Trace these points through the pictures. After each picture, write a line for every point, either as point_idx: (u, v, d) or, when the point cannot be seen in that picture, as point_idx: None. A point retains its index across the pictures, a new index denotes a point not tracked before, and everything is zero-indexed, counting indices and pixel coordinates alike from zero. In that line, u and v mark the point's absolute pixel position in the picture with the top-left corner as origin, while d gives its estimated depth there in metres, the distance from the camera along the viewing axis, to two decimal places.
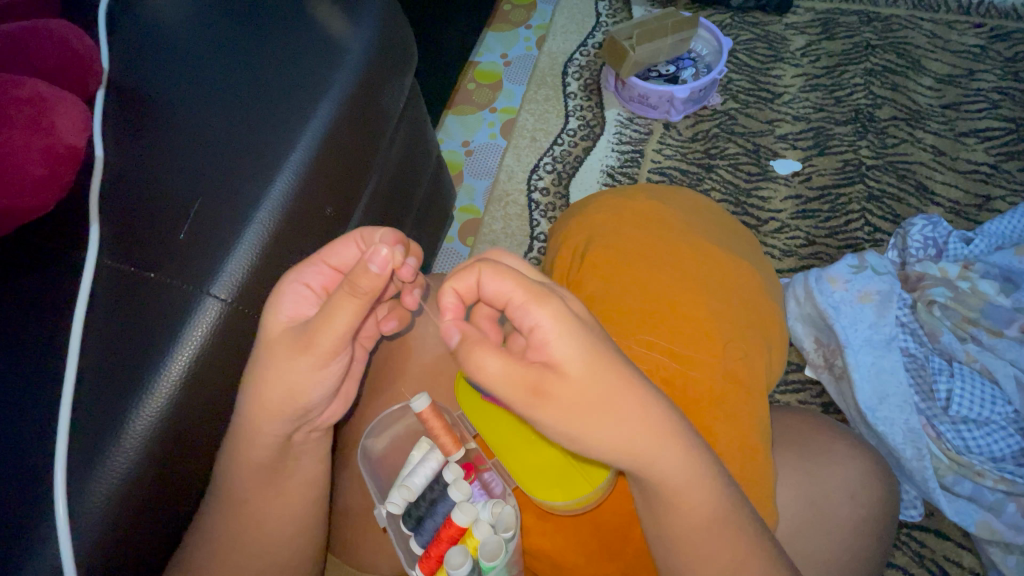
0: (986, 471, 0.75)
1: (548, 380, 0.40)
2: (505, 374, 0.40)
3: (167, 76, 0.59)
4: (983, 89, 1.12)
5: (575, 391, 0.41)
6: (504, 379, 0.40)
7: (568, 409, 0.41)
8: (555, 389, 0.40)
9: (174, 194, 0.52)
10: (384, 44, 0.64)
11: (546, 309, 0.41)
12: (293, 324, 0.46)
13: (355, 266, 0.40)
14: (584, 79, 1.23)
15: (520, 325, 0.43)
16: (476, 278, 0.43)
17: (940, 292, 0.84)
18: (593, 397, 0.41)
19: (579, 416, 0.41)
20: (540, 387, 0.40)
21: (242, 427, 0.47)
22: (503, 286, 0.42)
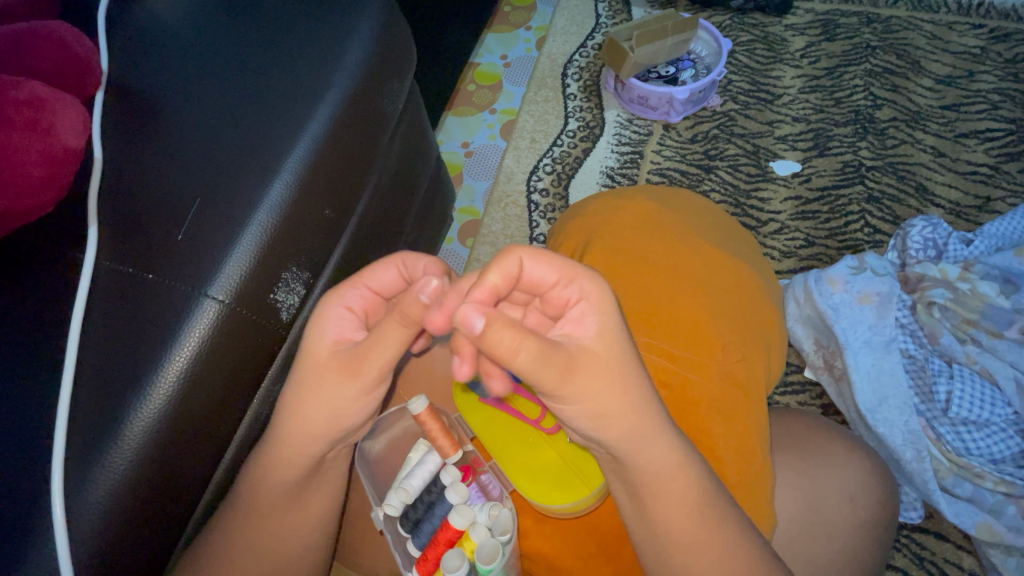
0: (986, 473, 0.75)
1: (577, 359, 0.42)
2: (541, 354, 0.40)
3: (166, 78, 0.59)
4: (984, 89, 1.12)
5: (599, 371, 0.43)
6: (541, 360, 0.40)
7: (590, 389, 0.42)
8: (583, 369, 0.42)
9: (173, 195, 0.52)
10: (383, 45, 0.64)
11: (592, 284, 0.44)
12: (338, 347, 0.47)
13: (405, 295, 0.43)
14: (584, 80, 1.23)
15: (562, 297, 0.45)
16: (517, 261, 0.43)
17: (939, 294, 0.84)
18: (613, 378, 0.43)
19: (594, 395, 0.43)
20: (568, 368, 0.41)
21: (280, 446, 0.48)
22: (548, 271, 0.43)
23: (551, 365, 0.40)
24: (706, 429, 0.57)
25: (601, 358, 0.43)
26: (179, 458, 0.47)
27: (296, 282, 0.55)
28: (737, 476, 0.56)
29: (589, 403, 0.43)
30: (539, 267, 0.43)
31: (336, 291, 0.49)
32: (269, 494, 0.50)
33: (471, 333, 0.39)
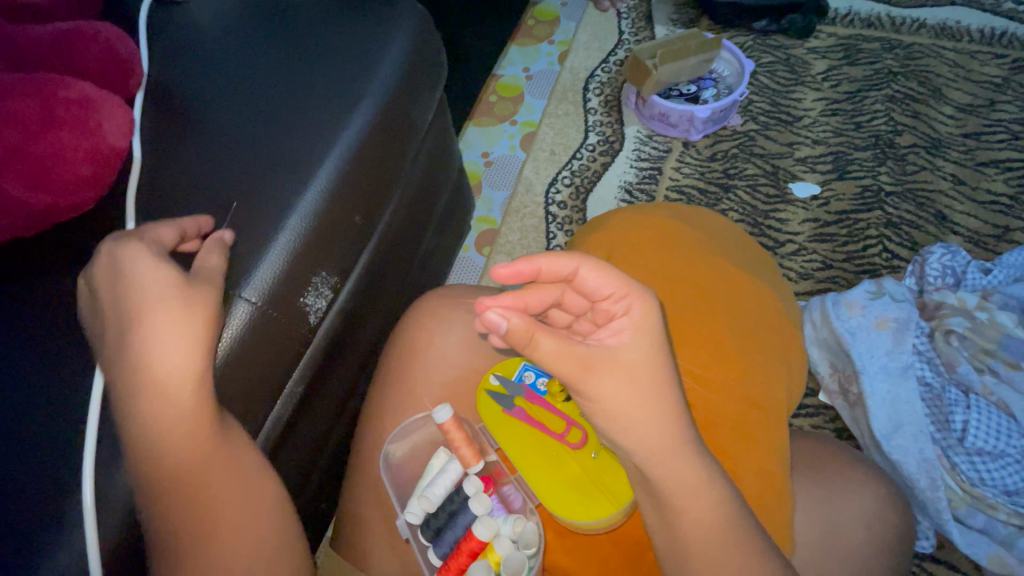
0: (999, 504, 0.75)
1: (604, 359, 0.44)
2: (563, 350, 0.43)
3: (204, 81, 0.60)
4: (1004, 119, 1.12)
5: (623, 374, 0.44)
6: (562, 356, 0.42)
7: (615, 390, 0.44)
8: (608, 368, 0.44)
9: (211, 197, 0.53)
10: (417, 57, 0.65)
11: (639, 303, 0.45)
12: None
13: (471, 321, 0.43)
14: (605, 95, 1.25)
15: (611, 308, 0.46)
16: (575, 267, 0.45)
17: (957, 322, 0.84)
18: (638, 379, 0.45)
19: (616, 396, 0.44)
20: (592, 366, 0.44)
21: None
22: (608, 282, 0.45)
23: (574, 360, 0.43)
24: (726, 449, 0.57)
25: (627, 362, 0.45)
26: None
27: (324, 287, 0.55)
28: (759, 501, 0.55)
29: (611, 401, 0.44)
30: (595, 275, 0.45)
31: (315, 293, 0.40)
32: None
33: (495, 331, 0.41)
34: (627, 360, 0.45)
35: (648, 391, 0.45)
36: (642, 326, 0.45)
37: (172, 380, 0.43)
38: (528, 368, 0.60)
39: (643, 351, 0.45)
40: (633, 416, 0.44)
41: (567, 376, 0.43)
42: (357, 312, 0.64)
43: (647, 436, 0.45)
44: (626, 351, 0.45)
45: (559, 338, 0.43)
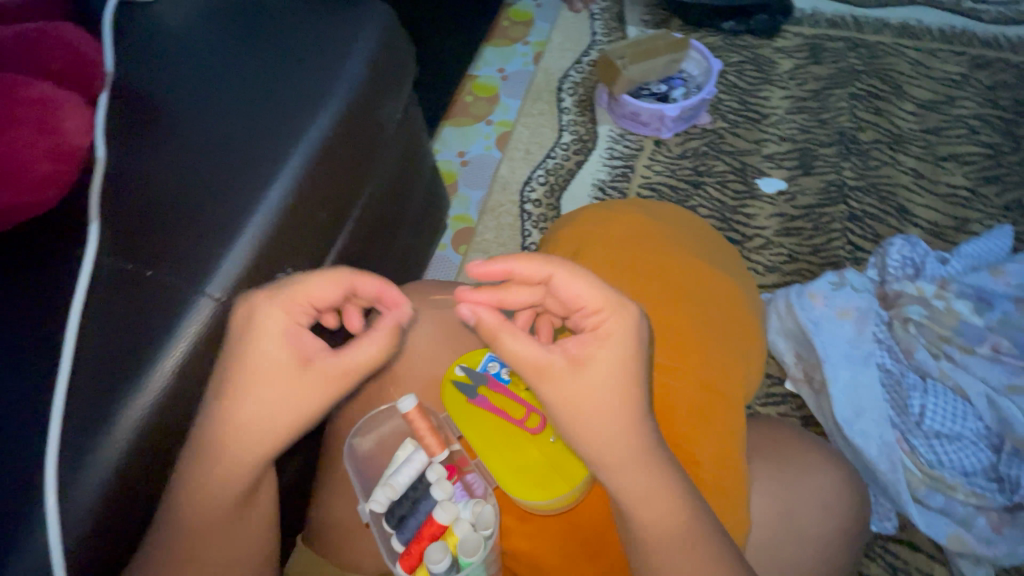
0: (957, 485, 0.77)
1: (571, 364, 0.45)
2: (525, 350, 0.45)
3: (169, 82, 0.61)
4: (963, 115, 1.16)
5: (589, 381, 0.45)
6: (523, 355, 0.45)
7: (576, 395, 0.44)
8: (569, 372, 0.45)
9: (175, 196, 0.54)
10: (383, 56, 0.66)
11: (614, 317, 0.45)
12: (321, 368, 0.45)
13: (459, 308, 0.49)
14: (578, 94, 1.27)
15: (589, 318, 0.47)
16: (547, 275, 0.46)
17: (915, 310, 0.87)
18: (600, 387, 0.44)
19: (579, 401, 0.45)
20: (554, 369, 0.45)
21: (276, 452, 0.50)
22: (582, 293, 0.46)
23: (534, 359, 0.45)
24: (683, 434, 0.59)
25: (593, 372, 0.44)
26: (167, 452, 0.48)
27: None
28: (713, 481, 0.57)
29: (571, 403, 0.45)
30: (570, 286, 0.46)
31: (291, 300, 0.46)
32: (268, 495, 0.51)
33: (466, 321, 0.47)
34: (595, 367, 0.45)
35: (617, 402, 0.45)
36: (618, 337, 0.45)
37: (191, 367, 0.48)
38: (493, 358, 0.61)
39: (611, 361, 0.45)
40: (590, 424, 0.44)
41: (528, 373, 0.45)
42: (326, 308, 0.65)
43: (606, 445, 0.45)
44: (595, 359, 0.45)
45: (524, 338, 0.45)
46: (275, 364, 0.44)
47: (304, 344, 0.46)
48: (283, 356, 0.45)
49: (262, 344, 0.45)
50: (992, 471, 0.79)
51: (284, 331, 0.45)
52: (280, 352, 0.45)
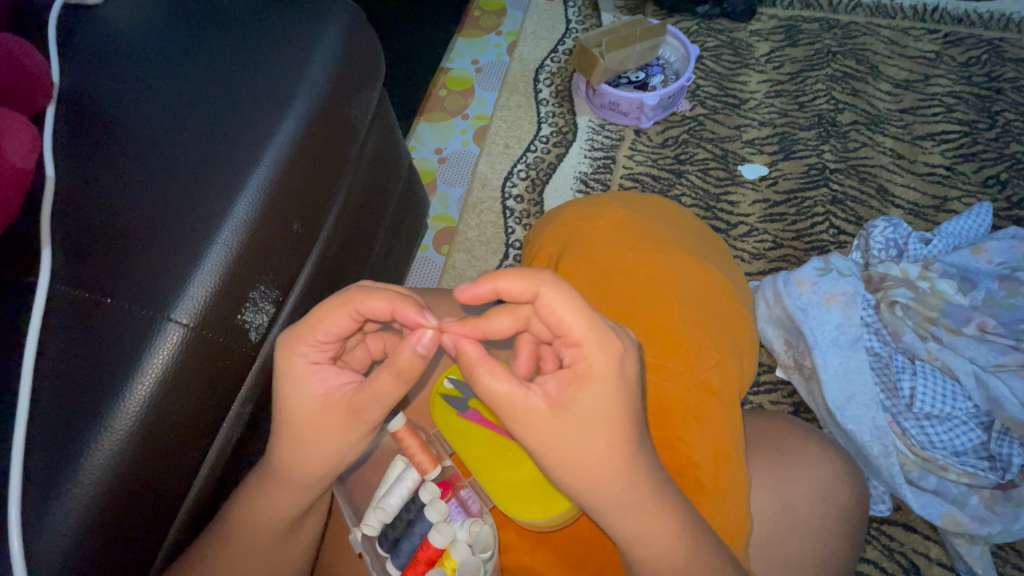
0: (949, 465, 0.78)
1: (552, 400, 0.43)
2: (502, 389, 0.43)
3: (121, 90, 0.57)
4: (939, 93, 1.16)
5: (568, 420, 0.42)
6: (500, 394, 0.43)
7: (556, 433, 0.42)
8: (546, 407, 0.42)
9: (134, 214, 0.50)
10: (350, 55, 0.63)
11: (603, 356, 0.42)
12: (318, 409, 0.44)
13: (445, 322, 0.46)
14: (555, 85, 1.24)
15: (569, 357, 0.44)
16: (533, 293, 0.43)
17: (901, 293, 0.87)
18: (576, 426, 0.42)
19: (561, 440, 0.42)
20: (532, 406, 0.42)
21: None
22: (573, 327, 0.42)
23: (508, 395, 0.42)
24: (681, 435, 0.57)
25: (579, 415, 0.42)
26: (141, 492, 0.45)
27: (264, 301, 0.53)
28: (712, 484, 0.56)
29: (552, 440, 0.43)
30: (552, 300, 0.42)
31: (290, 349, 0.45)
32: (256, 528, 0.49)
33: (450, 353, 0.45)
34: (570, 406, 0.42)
35: (598, 440, 0.42)
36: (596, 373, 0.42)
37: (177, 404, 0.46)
38: None
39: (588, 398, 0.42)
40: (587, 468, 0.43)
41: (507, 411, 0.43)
42: None
43: (593, 481, 0.43)
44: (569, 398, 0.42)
45: (499, 378, 0.43)
46: (311, 407, 0.44)
47: (337, 381, 0.45)
48: (319, 396, 0.44)
49: (295, 389, 0.45)
50: (984, 449, 0.80)
51: (304, 376, 0.45)
52: (314, 394, 0.44)
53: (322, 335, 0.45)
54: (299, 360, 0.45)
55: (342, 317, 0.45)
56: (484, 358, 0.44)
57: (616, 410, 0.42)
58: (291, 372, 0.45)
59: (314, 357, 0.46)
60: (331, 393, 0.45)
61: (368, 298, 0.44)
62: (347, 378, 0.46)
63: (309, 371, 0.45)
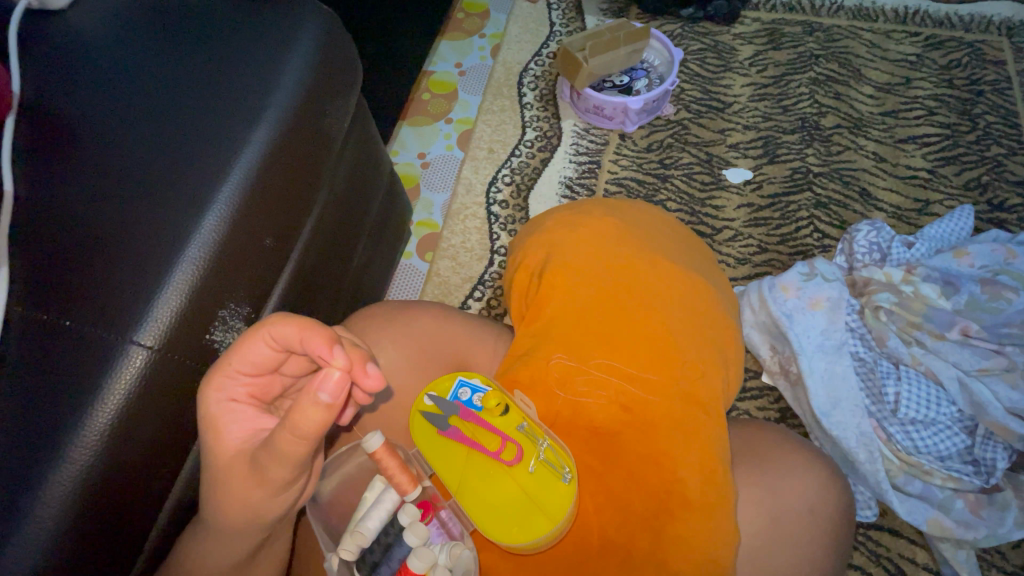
0: (934, 470, 0.79)
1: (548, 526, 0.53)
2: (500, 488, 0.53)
3: (83, 99, 0.54)
4: (920, 96, 1.17)
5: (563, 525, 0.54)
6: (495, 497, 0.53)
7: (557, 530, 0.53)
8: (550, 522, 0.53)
9: (97, 230, 0.48)
10: (325, 61, 0.61)
11: None
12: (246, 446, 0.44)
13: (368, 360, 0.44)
14: (539, 89, 1.23)
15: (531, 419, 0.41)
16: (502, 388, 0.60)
17: (884, 298, 0.87)
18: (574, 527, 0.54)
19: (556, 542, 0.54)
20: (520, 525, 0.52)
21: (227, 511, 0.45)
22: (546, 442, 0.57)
23: None
24: (666, 450, 0.55)
25: None
26: (106, 525, 0.42)
27: (236, 319, 0.51)
28: (700, 500, 0.54)
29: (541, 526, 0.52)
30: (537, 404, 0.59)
31: (212, 386, 0.44)
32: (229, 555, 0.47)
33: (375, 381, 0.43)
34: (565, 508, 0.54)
35: None
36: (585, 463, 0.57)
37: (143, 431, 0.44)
38: (463, 384, 0.58)
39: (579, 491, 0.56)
40: None
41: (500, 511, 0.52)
42: None
43: None
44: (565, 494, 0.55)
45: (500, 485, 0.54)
46: (226, 451, 0.44)
47: (255, 423, 0.45)
48: (237, 442, 0.44)
49: (211, 432, 0.44)
50: (968, 453, 0.80)
51: (218, 414, 0.44)
52: (231, 437, 0.44)
53: (239, 366, 0.44)
54: (216, 396, 0.44)
55: (257, 347, 0.44)
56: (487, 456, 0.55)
57: None
58: (208, 410, 0.44)
59: (235, 393, 0.45)
60: (251, 437, 0.45)
61: (277, 325, 0.43)
62: (266, 421, 0.46)
63: (223, 408, 0.44)
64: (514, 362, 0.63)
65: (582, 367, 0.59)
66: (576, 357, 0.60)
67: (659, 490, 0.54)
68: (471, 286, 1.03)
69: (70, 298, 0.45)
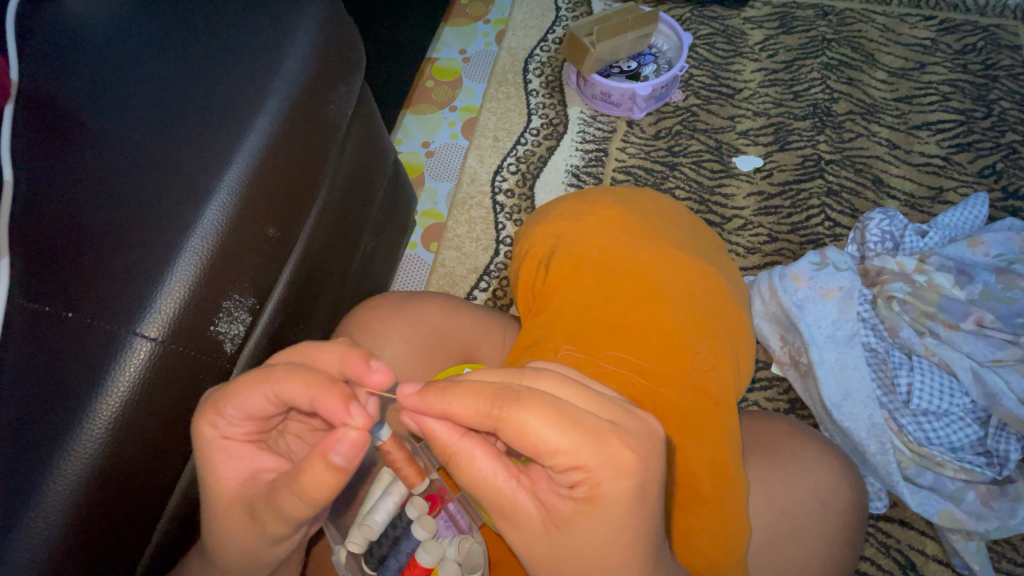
0: (946, 461, 0.78)
1: (559, 516, 0.38)
2: (487, 474, 0.39)
3: (82, 85, 0.53)
4: (934, 81, 1.14)
5: (599, 514, 0.37)
6: (477, 478, 0.39)
7: (579, 520, 0.37)
8: (562, 508, 0.38)
9: (97, 221, 0.47)
10: (328, 47, 0.59)
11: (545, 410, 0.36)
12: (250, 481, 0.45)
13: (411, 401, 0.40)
14: (545, 75, 1.20)
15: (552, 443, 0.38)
16: (493, 422, 0.36)
17: (898, 287, 0.86)
18: (615, 518, 0.37)
19: (576, 535, 0.38)
20: (526, 511, 0.39)
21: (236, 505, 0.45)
22: (558, 433, 0.35)
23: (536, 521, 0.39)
24: (677, 443, 0.55)
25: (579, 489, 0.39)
26: (111, 518, 0.42)
27: (239, 310, 0.50)
28: (709, 491, 0.54)
29: None
30: (539, 395, 0.36)
31: (208, 424, 0.43)
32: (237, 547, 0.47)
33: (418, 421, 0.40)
34: (599, 496, 0.36)
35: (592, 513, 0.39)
36: (635, 458, 0.36)
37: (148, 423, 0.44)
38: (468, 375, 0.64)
39: (622, 490, 0.36)
40: None
41: (489, 500, 0.39)
42: (285, 330, 0.60)
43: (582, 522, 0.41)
44: (595, 485, 0.36)
45: (485, 461, 0.39)
46: (226, 491, 0.44)
47: (251, 461, 0.45)
48: (233, 481, 0.44)
49: (207, 470, 0.44)
50: (980, 444, 0.80)
51: (213, 454, 0.44)
52: (229, 476, 0.44)
53: (233, 411, 0.43)
54: (210, 435, 0.43)
55: (255, 400, 0.42)
56: (463, 439, 0.39)
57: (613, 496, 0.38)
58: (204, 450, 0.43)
59: (229, 432, 0.44)
60: (247, 479, 0.45)
61: (286, 382, 0.41)
62: (262, 461, 0.46)
63: (218, 447, 0.44)
64: (521, 353, 0.62)
65: (591, 358, 0.58)
66: (585, 348, 0.59)
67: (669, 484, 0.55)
68: (476, 276, 1.02)
69: (71, 288, 0.44)
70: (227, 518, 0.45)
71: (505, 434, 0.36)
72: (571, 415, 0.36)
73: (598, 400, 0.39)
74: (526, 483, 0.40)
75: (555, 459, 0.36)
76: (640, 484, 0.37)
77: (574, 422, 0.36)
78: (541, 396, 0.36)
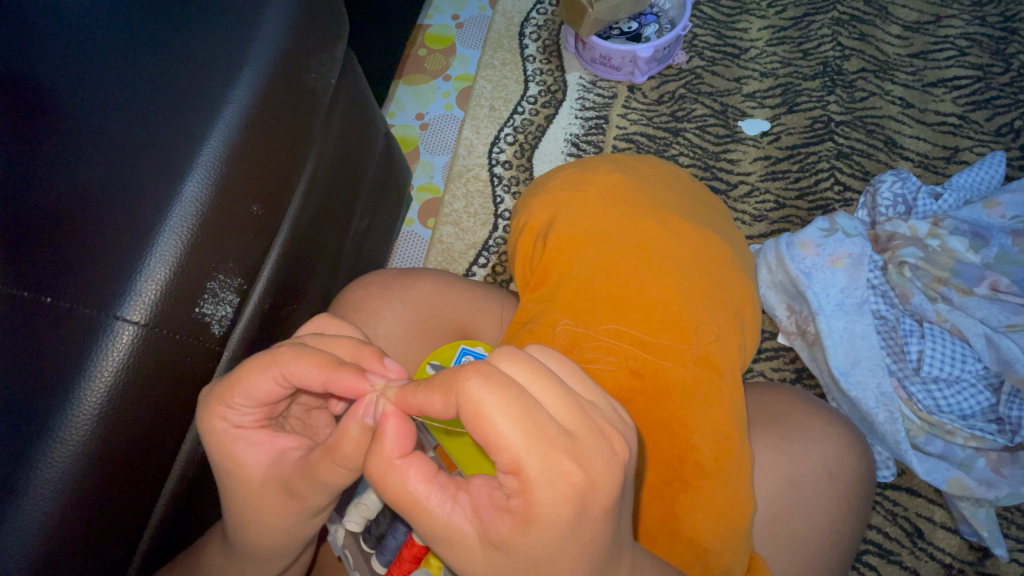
0: (957, 429, 0.77)
1: (496, 536, 0.32)
2: (416, 488, 0.34)
3: (32, 49, 0.49)
4: (951, 35, 1.08)
5: (534, 537, 0.31)
6: (405, 492, 0.34)
7: (515, 540, 0.32)
8: (499, 526, 0.32)
9: (71, 197, 0.44)
10: (307, 13, 0.56)
11: (507, 402, 0.30)
12: (268, 471, 0.43)
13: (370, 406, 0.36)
14: (542, 39, 1.15)
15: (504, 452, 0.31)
16: (450, 402, 0.31)
17: (910, 253, 0.83)
18: (550, 547, 0.32)
19: (516, 557, 0.32)
20: (460, 530, 0.34)
21: (228, 493, 0.44)
22: (513, 431, 0.29)
23: (470, 550, 0.34)
24: (679, 415, 0.54)
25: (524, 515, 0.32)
26: (106, 505, 0.41)
27: (226, 291, 0.49)
28: (711, 464, 0.53)
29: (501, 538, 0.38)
30: (505, 379, 0.31)
31: (219, 400, 0.42)
32: (235, 532, 0.46)
33: (371, 415, 0.36)
34: (537, 518, 0.31)
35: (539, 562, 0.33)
36: (586, 479, 0.31)
37: (137, 408, 0.43)
38: (466, 351, 0.62)
39: (563, 513, 0.31)
40: None
41: (417, 520, 0.34)
42: (278, 312, 0.58)
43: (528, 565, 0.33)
44: (532, 502, 0.30)
45: (417, 475, 0.34)
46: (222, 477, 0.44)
47: (274, 444, 0.44)
48: (261, 465, 0.43)
49: (227, 459, 0.43)
50: (993, 412, 0.78)
51: (232, 445, 0.43)
52: (253, 457, 0.43)
53: (242, 400, 0.42)
54: (224, 424, 0.42)
55: (265, 381, 0.40)
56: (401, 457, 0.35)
57: (563, 528, 0.31)
58: (212, 428, 0.42)
59: (240, 421, 0.43)
60: (275, 460, 0.43)
61: (291, 363, 0.39)
62: (284, 439, 0.44)
63: (234, 438, 0.43)
64: (519, 328, 0.60)
65: (590, 332, 0.57)
66: (583, 320, 0.57)
67: (672, 457, 0.54)
68: (475, 252, 1.00)
69: (47, 272, 0.42)
70: (231, 503, 0.44)
71: (459, 417, 0.31)
72: (534, 414, 0.30)
73: (574, 407, 0.32)
74: (465, 500, 0.34)
75: (501, 458, 0.30)
76: (582, 508, 0.31)
77: (534, 424, 0.30)
78: (509, 383, 0.31)
